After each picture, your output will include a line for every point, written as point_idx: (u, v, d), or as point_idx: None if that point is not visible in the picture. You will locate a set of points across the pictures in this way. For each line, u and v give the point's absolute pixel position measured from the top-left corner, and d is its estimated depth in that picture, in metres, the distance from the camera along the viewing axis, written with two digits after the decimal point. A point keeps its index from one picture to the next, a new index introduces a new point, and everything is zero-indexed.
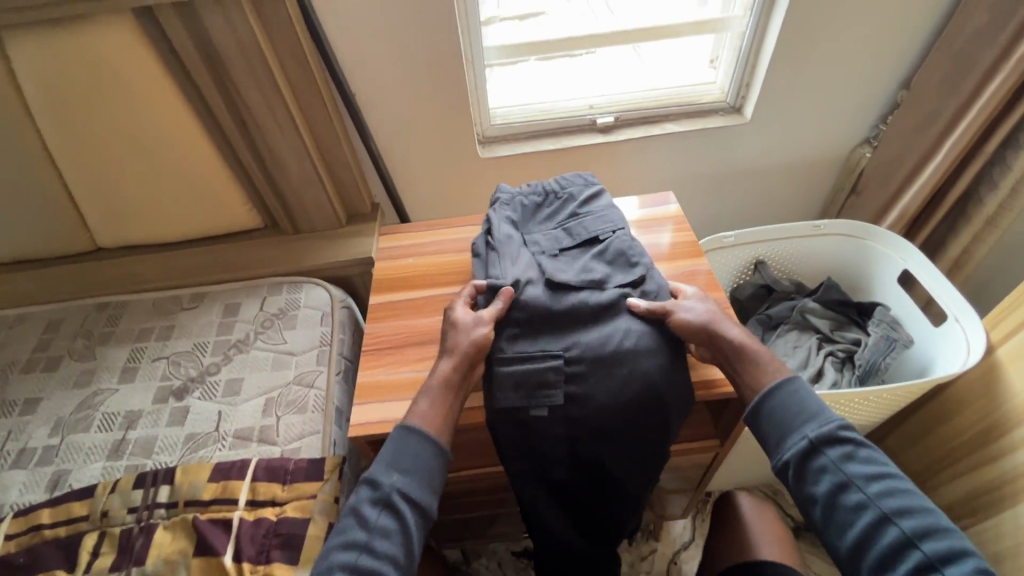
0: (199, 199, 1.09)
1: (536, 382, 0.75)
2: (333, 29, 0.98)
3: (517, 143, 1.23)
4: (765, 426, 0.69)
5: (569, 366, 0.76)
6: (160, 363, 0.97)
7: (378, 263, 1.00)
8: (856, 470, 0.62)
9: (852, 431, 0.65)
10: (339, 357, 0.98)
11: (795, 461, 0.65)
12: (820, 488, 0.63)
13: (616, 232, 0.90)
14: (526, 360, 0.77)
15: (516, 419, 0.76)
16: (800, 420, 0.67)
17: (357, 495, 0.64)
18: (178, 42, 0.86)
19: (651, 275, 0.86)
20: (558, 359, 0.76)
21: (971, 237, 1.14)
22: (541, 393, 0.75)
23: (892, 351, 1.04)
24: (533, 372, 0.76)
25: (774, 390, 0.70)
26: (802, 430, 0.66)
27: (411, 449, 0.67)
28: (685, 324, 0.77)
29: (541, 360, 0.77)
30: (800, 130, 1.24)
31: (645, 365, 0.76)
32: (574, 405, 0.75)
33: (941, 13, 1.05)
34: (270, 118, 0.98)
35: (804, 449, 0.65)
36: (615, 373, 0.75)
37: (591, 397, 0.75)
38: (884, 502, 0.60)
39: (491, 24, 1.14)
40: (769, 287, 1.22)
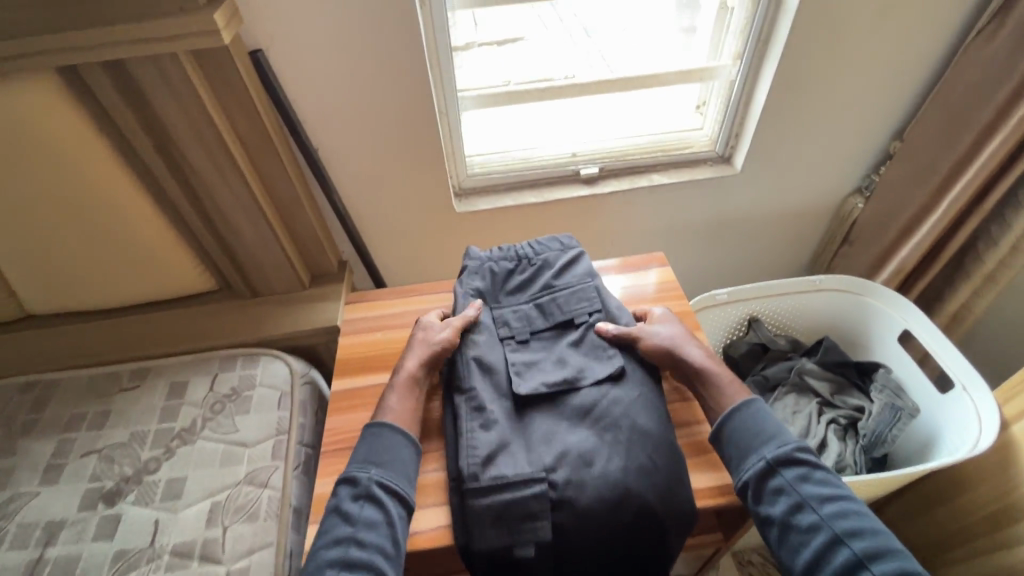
0: (143, 264, 0.98)
1: (519, 515, 0.69)
2: (291, 82, 0.89)
3: (495, 195, 1.16)
4: (727, 445, 0.74)
5: (554, 491, 0.71)
6: (91, 460, 0.85)
7: (342, 338, 0.90)
8: (810, 492, 0.66)
9: (807, 453, 0.70)
10: (298, 447, 0.87)
11: (753, 481, 0.69)
12: (776, 508, 0.67)
13: (593, 314, 0.86)
14: (505, 489, 0.71)
15: (500, 557, 0.70)
16: (759, 442, 0.71)
17: (337, 495, 0.68)
18: (105, 98, 0.77)
19: (631, 366, 0.82)
20: (540, 487, 0.71)
21: (970, 293, 1.10)
22: (525, 527, 0.69)
23: (898, 421, 0.98)
24: (514, 503, 0.70)
25: (733, 412, 0.75)
26: (761, 450, 0.70)
27: (383, 444, 0.72)
28: (652, 347, 0.82)
29: (520, 488, 0.70)
30: (792, 180, 1.19)
31: (636, 489, 0.71)
32: (559, 537, 0.70)
33: (934, 66, 1.02)
34: (219, 178, 0.88)
35: (762, 468, 0.69)
36: (607, 494, 0.71)
37: (579, 524, 0.70)
38: (837, 523, 0.63)
39: (469, 49, 1.04)
40: (765, 345, 1.15)
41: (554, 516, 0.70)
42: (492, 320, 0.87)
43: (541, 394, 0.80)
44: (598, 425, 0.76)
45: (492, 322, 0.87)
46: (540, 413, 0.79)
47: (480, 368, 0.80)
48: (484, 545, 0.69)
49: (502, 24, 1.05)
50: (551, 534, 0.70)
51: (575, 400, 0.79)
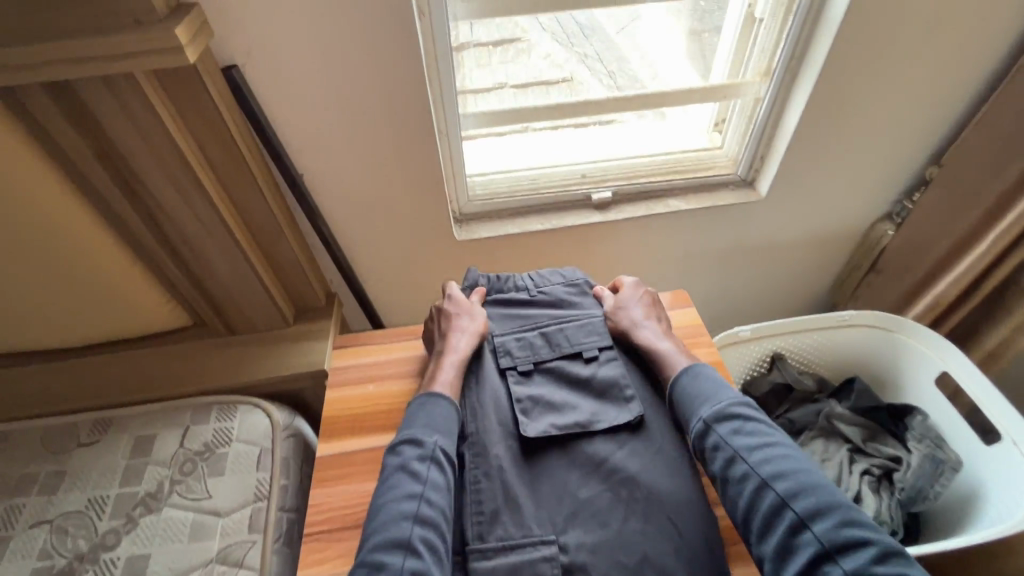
0: (105, 302, 0.87)
1: None
2: (272, 101, 0.79)
3: (499, 222, 1.06)
4: (674, 407, 0.73)
5: (564, 555, 0.63)
6: (40, 531, 0.75)
7: (329, 391, 0.79)
8: (742, 443, 0.65)
9: (742, 406, 0.68)
10: (280, 515, 0.77)
11: (696, 443, 0.68)
12: (714, 465, 0.65)
13: (604, 350, 0.77)
14: (512, 550, 0.63)
15: None
16: (696, 401, 0.70)
17: (402, 453, 0.66)
18: (48, 121, 0.66)
19: (650, 413, 0.73)
20: (550, 551, 0.63)
21: (1009, 331, 1.02)
22: None
23: (939, 476, 0.90)
24: (522, 568, 0.62)
25: (676, 376, 0.73)
26: (698, 411, 0.69)
27: (443, 412, 0.70)
28: (614, 313, 0.81)
29: (529, 550, 0.63)
30: (818, 205, 1.10)
31: (662, 559, 0.62)
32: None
33: (979, 87, 0.93)
34: (187, 210, 0.78)
35: (702, 430, 0.68)
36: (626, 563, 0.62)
37: None
38: (764, 468, 0.62)
39: (465, 49, 0.93)
40: (790, 385, 1.06)
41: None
42: (492, 351, 0.78)
43: (549, 438, 0.70)
44: (612, 482, 0.67)
45: (493, 354, 0.78)
46: (550, 468, 0.69)
47: (485, 412, 0.73)
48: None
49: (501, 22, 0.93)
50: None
51: (585, 450, 0.70)
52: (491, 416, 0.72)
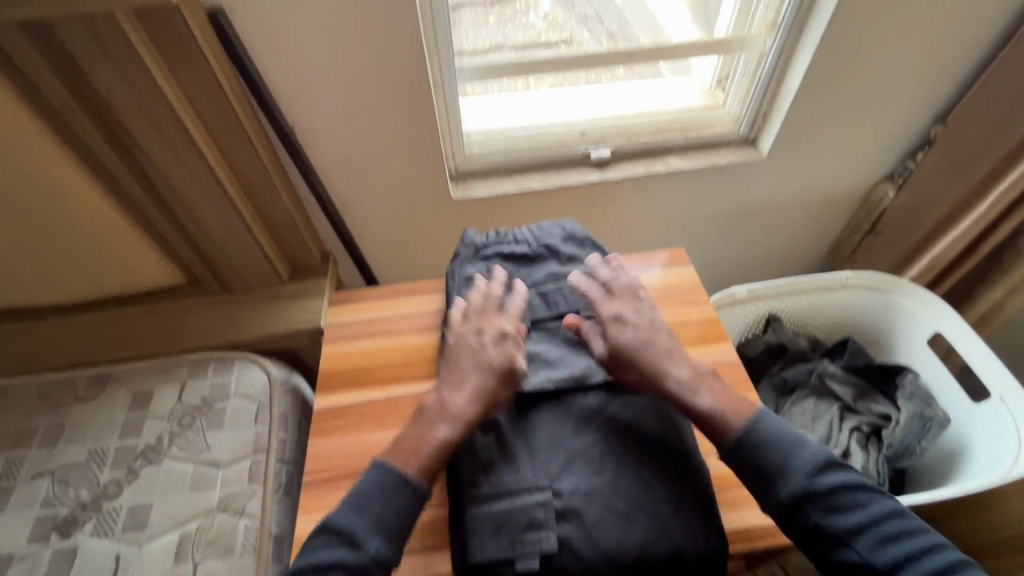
0: (95, 258, 0.86)
1: (522, 522, 0.62)
2: (260, 49, 0.76)
3: (496, 180, 1.04)
4: (742, 473, 0.62)
5: (558, 500, 0.64)
6: (42, 482, 0.76)
7: (325, 347, 0.79)
8: (846, 523, 0.57)
9: (835, 473, 0.59)
10: (279, 467, 0.78)
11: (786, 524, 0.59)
12: (815, 548, 0.58)
13: None
14: (507, 496, 0.64)
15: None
16: (782, 475, 0.59)
17: (330, 547, 0.56)
18: (26, 63, 0.64)
19: None
20: (546, 496, 0.64)
21: (1004, 292, 1.02)
22: (528, 538, 0.62)
23: (925, 433, 0.93)
24: (517, 512, 0.63)
25: (745, 440, 0.62)
26: (782, 485, 0.59)
27: (398, 505, 0.59)
28: (620, 341, 0.70)
29: (526, 496, 0.64)
30: (820, 166, 1.08)
31: (653, 502, 0.64)
32: (571, 557, 0.61)
33: (990, 41, 0.91)
34: (177, 162, 0.76)
35: (791, 510, 0.58)
36: (619, 508, 0.63)
37: (589, 540, 0.62)
38: (879, 555, 0.56)
39: (461, 10, 0.90)
40: (784, 346, 1.07)
41: (561, 534, 0.62)
42: None
43: (545, 392, 0.71)
44: (606, 433, 0.68)
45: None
46: (544, 421, 0.70)
47: None
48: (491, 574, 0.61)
49: None
50: (559, 551, 0.61)
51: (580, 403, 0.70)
52: None
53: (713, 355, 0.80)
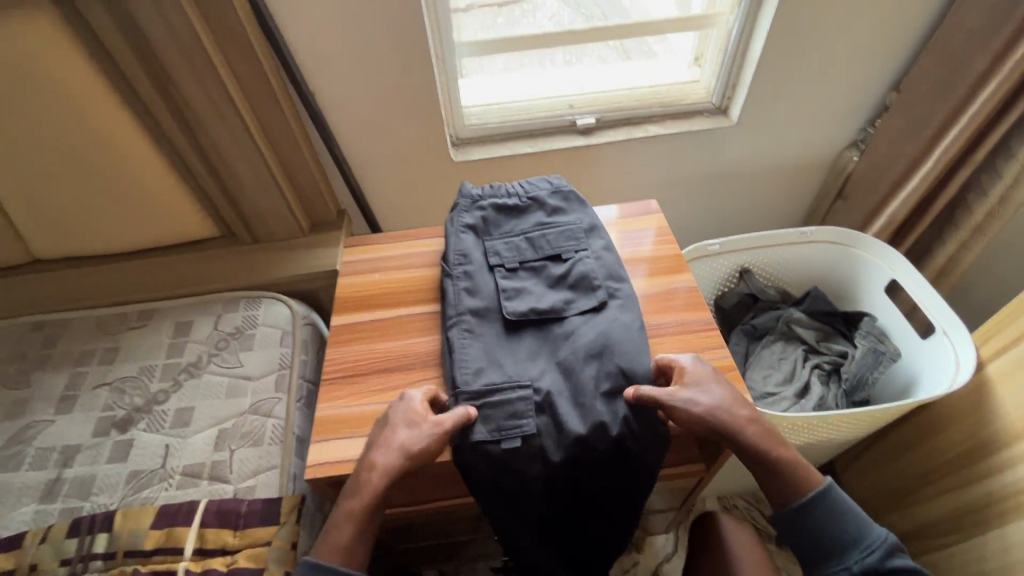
0: (145, 208, 1.00)
1: (506, 412, 0.72)
2: (289, 23, 0.89)
3: (492, 145, 1.17)
4: (800, 546, 0.67)
5: (538, 395, 0.74)
6: (102, 391, 0.89)
7: (340, 278, 0.92)
8: None
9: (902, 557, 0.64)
10: (301, 381, 0.90)
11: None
12: None
13: (581, 253, 0.87)
14: (494, 392, 0.74)
15: (488, 457, 0.71)
16: (845, 549, 0.65)
17: None
18: (101, 31, 0.78)
19: (616, 299, 0.83)
20: (529, 393, 0.73)
21: (957, 246, 1.11)
22: (511, 424, 0.72)
23: (879, 364, 1.02)
24: (502, 404, 0.73)
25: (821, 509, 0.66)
26: (846, 558, 0.64)
27: None
28: (697, 412, 0.69)
29: (512, 395, 0.73)
30: (787, 132, 1.19)
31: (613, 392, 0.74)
32: (549, 440, 0.72)
33: (933, 14, 1.01)
34: (217, 119, 0.90)
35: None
36: (592, 404, 0.73)
37: (563, 426, 0.72)
38: None
39: (471, 11, 1.03)
40: (755, 295, 1.17)
41: (541, 422, 0.72)
42: (482, 252, 0.87)
43: (528, 319, 0.81)
44: (578, 345, 0.78)
45: (483, 255, 0.87)
46: (527, 339, 0.80)
47: (471, 296, 0.83)
48: (481, 456, 0.71)
49: None
50: (538, 434, 0.72)
51: (556, 328, 0.81)
52: (481, 301, 0.83)
53: (677, 285, 0.92)
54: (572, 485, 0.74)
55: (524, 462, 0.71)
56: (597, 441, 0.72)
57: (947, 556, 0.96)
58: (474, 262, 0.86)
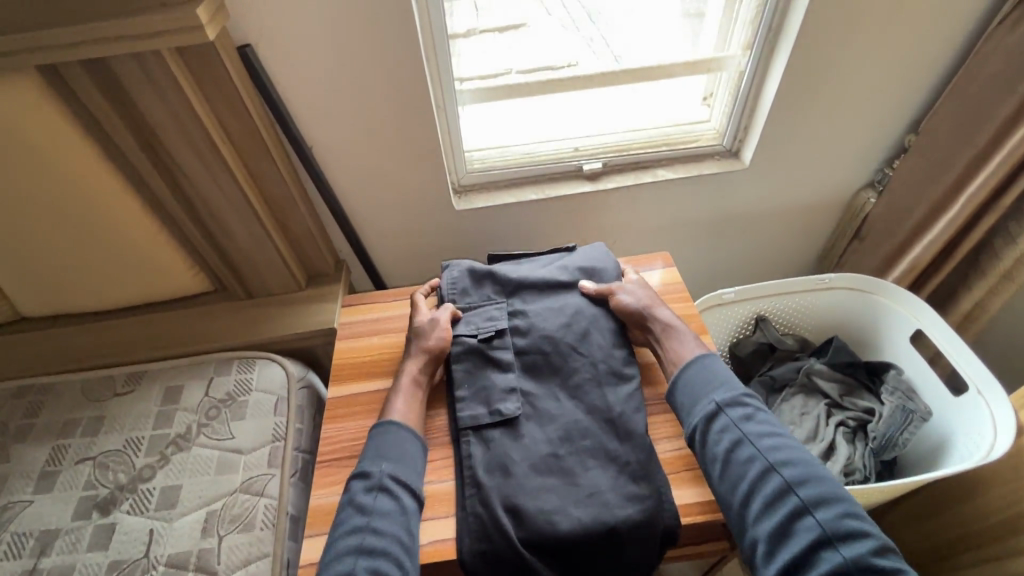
0: (135, 265, 0.96)
1: (483, 316, 0.85)
2: (284, 78, 0.86)
3: (495, 192, 1.12)
4: (677, 396, 0.76)
5: (511, 307, 0.87)
6: (84, 467, 0.84)
7: (338, 342, 0.87)
8: (753, 430, 0.69)
9: (753, 399, 0.73)
10: (295, 454, 0.85)
11: (702, 421, 0.72)
12: (721, 445, 0.69)
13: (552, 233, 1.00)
14: (474, 307, 0.87)
15: (467, 351, 0.82)
16: (709, 388, 0.74)
17: (351, 489, 0.67)
18: (83, 92, 0.74)
19: (586, 254, 0.94)
20: (501, 302, 0.87)
21: (984, 292, 1.06)
22: (487, 324, 0.84)
23: (909, 425, 0.96)
24: (479, 312, 0.86)
25: (690, 363, 0.77)
26: (711, 394, 0.74)
27: (391, 439, 0.71)
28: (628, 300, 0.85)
29: (486, 302, 0.87)
30: (801, 174, 1.15)
31: (579, 306, 0.86)
32: (520, 336, 0.83)
33: (952, 56, 0.97)
34: (207, 176, 0.86)
35: (710, 410, 0.72)
36: (556, 308, 0.86)
37: (533, 324, 0.84)
38: (774, 455, 0.67)
39: (471, 37, 0.99)
40: (772, 344, 1.12)
41: (512, 324, 0.85)
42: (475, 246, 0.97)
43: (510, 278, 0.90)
44: (551, 276, 0.90)
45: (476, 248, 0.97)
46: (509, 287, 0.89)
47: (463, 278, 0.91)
48: (459, 345, 0.82)
49: (506, 9, 0.97)
50: (509, 331, 0.84)
51: (533, 270, 0.91)
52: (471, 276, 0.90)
53: None
54: (550, 397, 0.79)
55: (496, 354, 0.82)
56: (560, 332, 0.83)
57: None
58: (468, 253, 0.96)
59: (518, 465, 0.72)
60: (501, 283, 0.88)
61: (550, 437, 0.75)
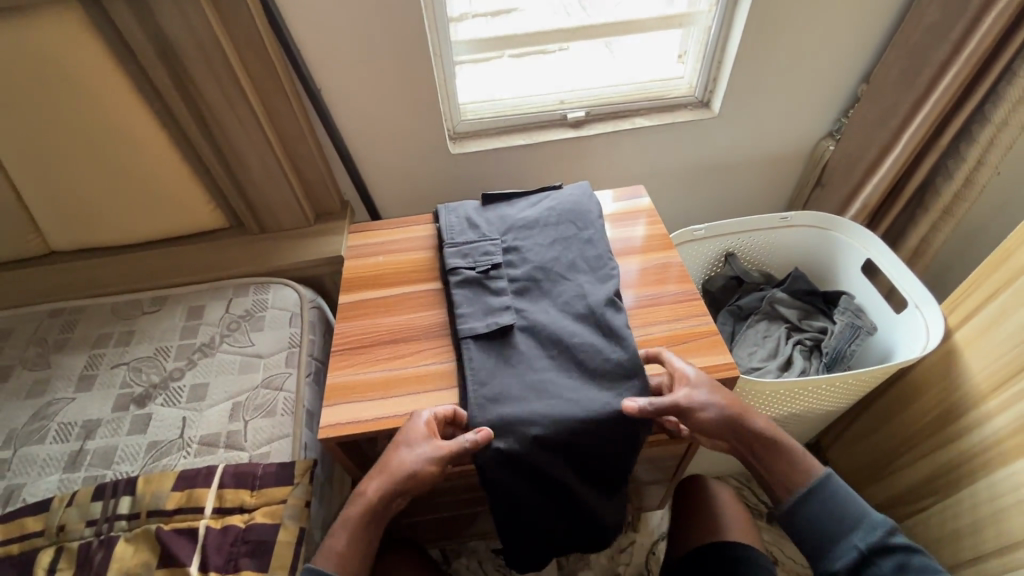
0: (159, 198, 1.06)
1: (479, 252, 0.91)
2: (297, 24, 0.95)
3: (487, 139, 1.23)
4: (805, 532, 0.71)
5: (505, 244, 0.92)
6: (120, 370, 0.94)
7: (347, 261, 0.98)
8: None
9: (900, 536, 0.67)
10: (309, 358, 0.95)
11: (846, 569, 0.67)
12: None
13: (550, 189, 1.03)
14: (470, 244, 0.92)
15: (464, 283, 0.88)
16: (846, 527, 0.69)
17: None
18: (123, 26, 0.83)
19: (572, 195, 0.99)
20: (495, 240, 0.92)
21: (928, 227, 1.19)
22: (483, 259, 0.90)
23: (857, 338, 1.07)
24: (476, 248, 0.91)
25: (811, 492, 0.71)
26: (851, 539, 0.68)
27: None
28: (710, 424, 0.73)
29: (481, 240, 0.92)
30: (766, 123, 1.26)
31: (566, 238, 0.92)
32: (513, 267, 0.89)
33: (896, 9, 1.09)
34: (229, 110, 0.95)
35: (853, 558, 0.67)
36: (545, 239, 0.92)
37: (524, 257, 0.90)
38: None
39: (464, 21, 1.11)
40: (739, 278, 1.23)
41: (505, 258, 0.90)
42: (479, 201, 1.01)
43: (505, 222, 0.96)
44: (541, 216, 0.95)
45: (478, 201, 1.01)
46: (502, 228, 0.94)
47: (462, 225, 0.95)
48: (457, 275, 0.88)
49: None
50: (502, 263, 0.89)
51: (526, 213, 0.97)
52: (470, 223, 0.95)
53: (659, 259, 0.97)
54: (540, 310, 0.84)
55: (492, 282, 0.87)
56: (548, 259, 0.89)
57: (925, 517, 1.02)
58: (469, 205, 1.00)
59: (513, 369, 0.78)
60: (496, 227, 0.95)
61: (541, 341, 0.81)
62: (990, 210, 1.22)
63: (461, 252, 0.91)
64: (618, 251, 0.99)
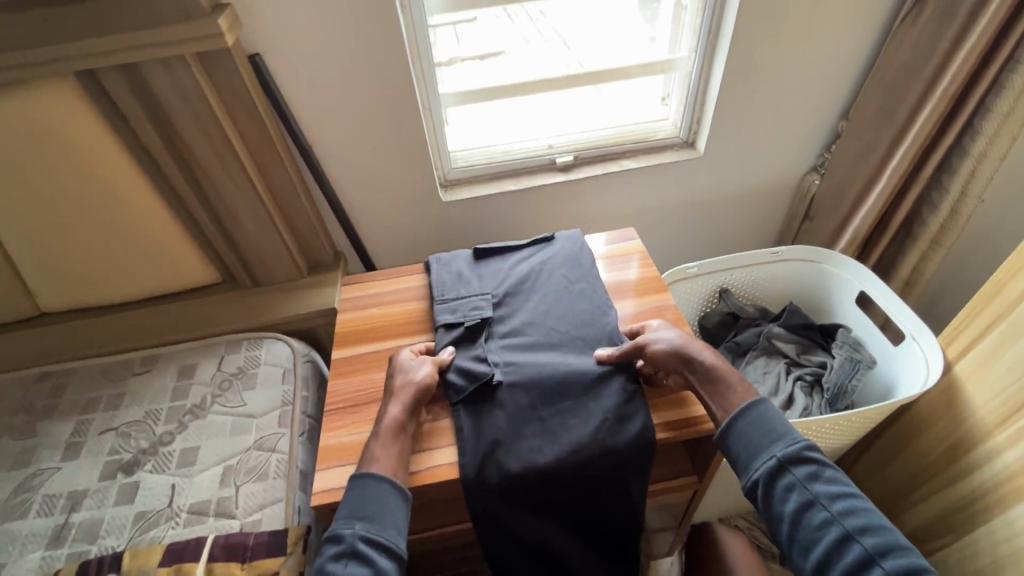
0: (151, 258, 1.06)
1: (471, 307, 0.90)
2: (290, 85, 0.98)
3: (479, 185, 1.24)
4: (736, 447, 0.70)
5: (496, 298, 0.91)
6: (108, 436, 0.91)
7: (341, 314, 0.97)
8: (821, 490, 0.64)
9: (817, 452, 0.68)
10: (302, 416, 0.93)
11: (765, 478, 0.67)
12: (788, 506, 0.64)
13: (541, 241, 1.03)
14: (462, 300, 0.92)
15: (455, 341, 0.87)
16: (770, 439, 0.69)
17: (323, 554, 0.63)
18: (120, 98, 0.85)
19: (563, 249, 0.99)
20: (486, 293, 0.92)
21: (919, 257, 1.20)
22: (473, 314, 0.89)
23: (857, 372, 1.06)
24: (467, 302, 0.91)
25: (744, 411, 0.71)
26: (772, 448, 0.68)
27: (369, 496, 0.67)
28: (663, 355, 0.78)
29: (473, 294, 0.92)
30: (752, 161, 1.28)
31: (558, 293, 0.91)
32: (504, 323, 0.88)
33: (868, 51, 1.12)
34: (223, 174, 0.97)
35: (773, 467, 0.67)
36: (537, 293, 0.91)
37: (515, 313, 0.89)
38: (847, 519, 0.62)
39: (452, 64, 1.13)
40: (735, 313, 1.23)
41: (496, 313, 0.89)
42: (472, 255, 1.01)
43: (496, 276, 0.96)
44: (532, 271, 0.95)
45: (472, 254, 1.01)
46: (494, 281, 0.94)
47: (454, 280, 0.96)
48: (448, 333, 0.88)
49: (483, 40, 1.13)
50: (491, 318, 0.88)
51: (517, 267, 0.97)
52: (461, 278, 0.95)
53: (654, 302, 0.97)
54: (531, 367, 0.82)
55: (483, 337, 0.87)
56: (539, 315, 0.88)
57: (942, 557, 0.99)
58: (461, 259, 1.00)
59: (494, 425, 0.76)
60: (489, 281, 0.94)
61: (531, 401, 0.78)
62: (977, 237, 1.24)
63: (451, 308, 0.91)
64: (612, 294, 0.99)
